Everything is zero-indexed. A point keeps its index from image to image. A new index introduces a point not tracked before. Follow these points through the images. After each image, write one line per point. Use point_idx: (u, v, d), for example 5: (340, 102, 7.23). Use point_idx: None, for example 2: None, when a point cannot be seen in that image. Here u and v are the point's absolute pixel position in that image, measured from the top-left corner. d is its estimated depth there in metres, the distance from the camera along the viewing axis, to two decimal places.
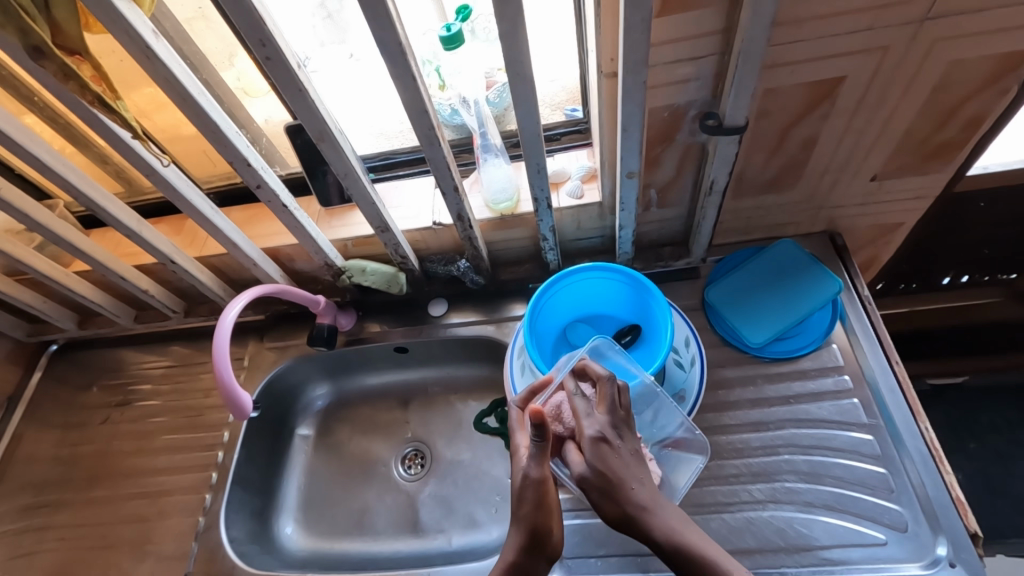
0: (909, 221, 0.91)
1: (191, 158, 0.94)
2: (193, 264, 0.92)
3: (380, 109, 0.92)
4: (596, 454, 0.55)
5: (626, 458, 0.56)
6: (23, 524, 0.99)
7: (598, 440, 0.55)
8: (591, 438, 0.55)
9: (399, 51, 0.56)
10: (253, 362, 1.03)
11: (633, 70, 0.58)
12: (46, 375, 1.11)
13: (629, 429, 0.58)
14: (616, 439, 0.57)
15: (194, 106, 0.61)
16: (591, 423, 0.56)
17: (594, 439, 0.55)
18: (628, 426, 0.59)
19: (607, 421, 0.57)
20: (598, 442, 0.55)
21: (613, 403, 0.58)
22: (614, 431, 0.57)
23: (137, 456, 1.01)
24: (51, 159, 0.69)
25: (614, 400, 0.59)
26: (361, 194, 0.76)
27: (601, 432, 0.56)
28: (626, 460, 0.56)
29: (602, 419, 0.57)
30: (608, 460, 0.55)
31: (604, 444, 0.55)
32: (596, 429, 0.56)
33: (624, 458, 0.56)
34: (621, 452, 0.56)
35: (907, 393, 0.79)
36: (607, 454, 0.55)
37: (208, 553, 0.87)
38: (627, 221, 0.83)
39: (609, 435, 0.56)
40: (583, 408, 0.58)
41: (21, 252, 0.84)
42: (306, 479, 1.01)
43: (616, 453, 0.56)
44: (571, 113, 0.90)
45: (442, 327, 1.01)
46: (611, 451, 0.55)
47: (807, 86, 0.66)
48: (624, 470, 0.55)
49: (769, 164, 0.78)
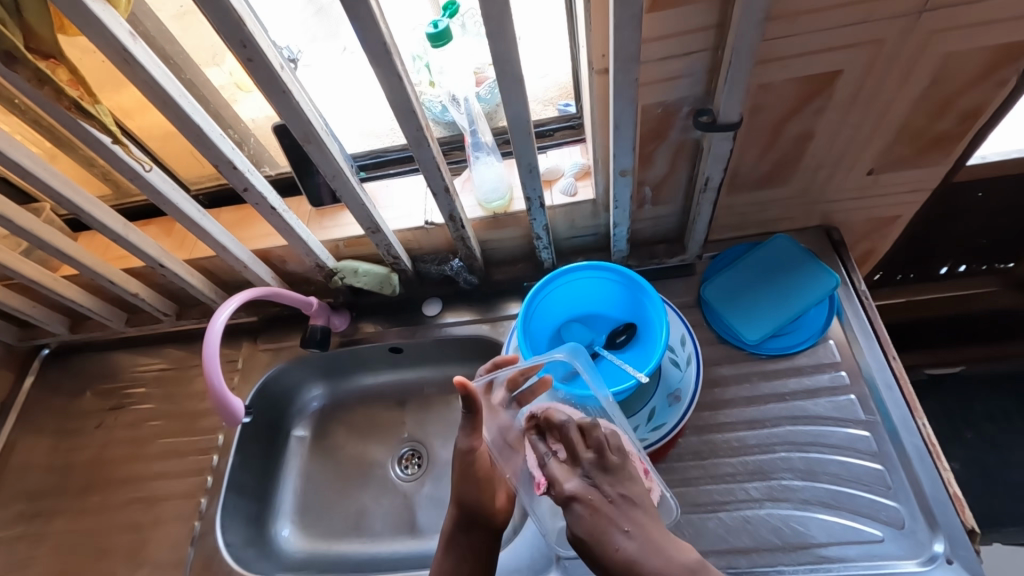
0: (906, 213, 0.90)
1: (178, 159, 0.93)
2: (183, 267, 0.91)
3: (369, 107, 0.91)
4: (574, 517, 0.56)
5: (602, 508, 0.56)
6: (20, 531, 0.98)
7: (568, 499, 0.57)
8: (563, 497, 0.58)
9: (383, 51, 0.55)
10: (246, 365, 1.02)
11: (624, 67, 0.57)
12: (38, 381, 1.11)
13: (607, 471, 0.58)
14: (592, 489, 0.57)
15: (176, 110, 0.60)
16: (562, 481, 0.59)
17: (566, 496, 0.58)
18: (606, 468, 0.59)
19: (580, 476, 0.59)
20: (569, 500, 0.57)
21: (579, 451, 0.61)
22: (589, 481, 0.58)
23: (133, 461, 1.00)
24: (33, 165, 0.67)
25: (579, 446, 0.61)
26: (351, 196, 0.75)
27: (571, 489, 0.58)
28: (606, 510, 0.55)
29: (573, 475, 0.60)
30: (585, 516, 0.55)
31: (575, 499, 0.57)
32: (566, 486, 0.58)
33: (603, 507, 0.56)
34: (595, 501, 0.56)
35: (904, 388, 0.78)
36: (583, 512, 0.56)
37: (205, 558, 0.87)
38: (621, 219, 0.82)
39: (578, 487, 0.58)
40: (553, 471, 0.61)
41: (8, 259, 0.83)
42: (303, 481, 1.00)
43: (595, 507, 0.56)
44: (564, 108, 0.89)
45: (436, 326, 1.00)
46: (589, 503, 0.56)
47: (802, 80, 0.65)
48: (601, 524, 0.54)
49: (764, 159, 0.77)
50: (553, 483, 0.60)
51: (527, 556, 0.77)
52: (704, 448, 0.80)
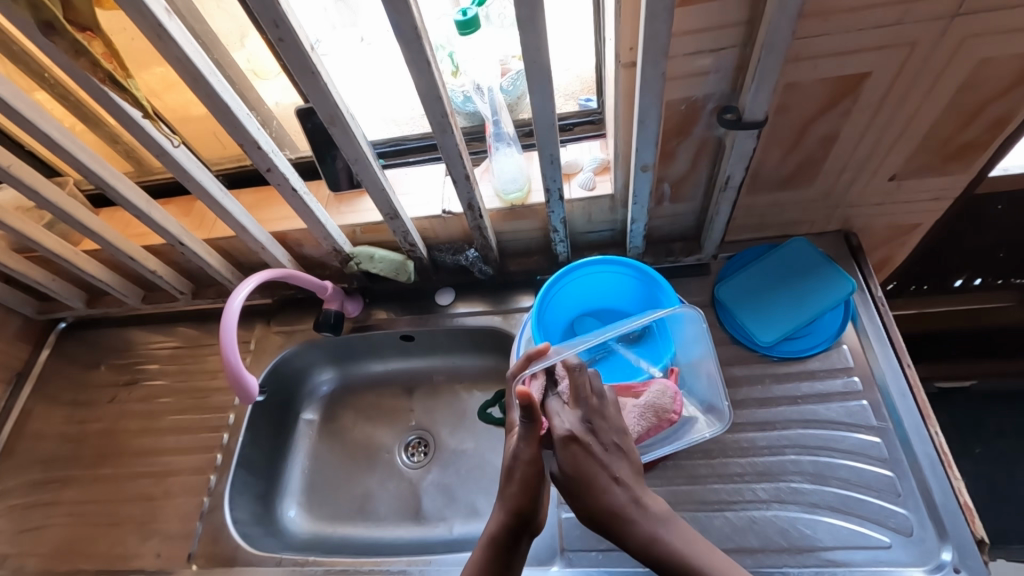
0: (926, 222, 0.90)
1: (200, 139, 0.94)
2: (202, 246, 0.92)
3: (393, 94, 0.92)
4: (568, 455, 0.58)
5: (597, 454, 0.58)
6: (30, 499, 0.99)
7: (566, 437, 0.59)
8: (561, 436, 0.59)
9: (414, 36, 0.55)
10: (259, 346, 1.03)
11: (653, 60, 0.56)
12: (54, 353, 1.12)
13: (605, 420, 0.61)
14: (590, 433, 0.60)
15: (205, 86, 0.60)
16: (560, 421, 0.61)
17: (565, 436, 0.59)
18: (602, 417, 0.62)
19: (579, 418, 0.61)
20: (566, 439, 0.59)
21: (585, 398, 0.62)
22: (585, 425, 0.61)
23: (143, 436, 1.02)
24: (61, 137, 0.68)
25: (585, 393, 0.62)
26: (372, 180, 0.75)
27: (570, 430, 0.59)
28: (598, 456, 0.58)
29: (572, 418, 0.61)
30: (579, 456, 0.58)
31: (573, 441, 0.59)
32: (565, 428, 0.60)
33: (598, 454, 0.58)
34: (590, 445, 0.59)
35: (918, 396, 0.78)
36: (577, 452, 0.58)
37: (212, 534, 0.88)
38: (639, 215, 0.82)
39: (579, 431, 0.60)
40: (557, 409, 0.64)
41: (31, 230, 0.84)
42: (310, 463, 1.01)
43: (587, 448, 0.58)
44: (585, 103, 0.88)
45: (449, 316, 1.00)
46: (586, 444, 0.58)
47: (829, 82, 0.65)
48: (597, 468, 0.58)
49: (785, 161, 0.77)
50: (555, 423, 0.61)
51: (533, 546, 0.78)
52: (713, 447, 0.80)
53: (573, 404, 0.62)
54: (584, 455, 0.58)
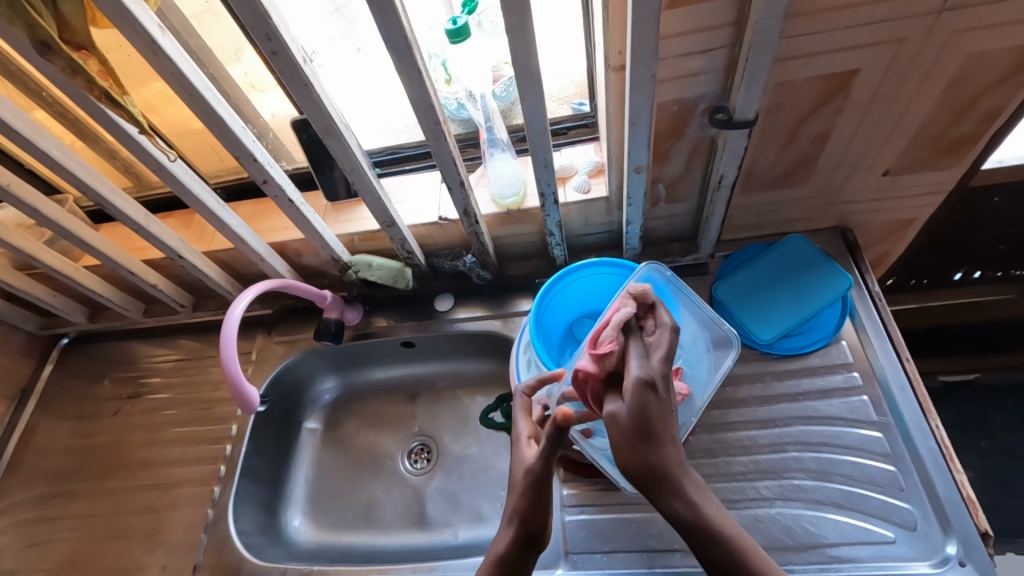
0: (922, 216, 0.90)
1: (198, 153, 0.95)
2: (201, 258, 0.93)
3: (388, 104, 0.92)
4: (638, 399, 0.48)
5: (664, 417, 0.49)
6: (36, 515, 1.00)
7: (644, 381, 0.49)
8: (635, 376, 0.49)
9: (405, 45, 0.56)
10: (260, 356, 1.04)
11: (642, 63, 0.57)
12: (57, 368, 1.13)
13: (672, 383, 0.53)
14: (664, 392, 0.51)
15: (201, 100, 0.61)
16: (639, 363, 0.51)
17: (643, 380, 0.49)
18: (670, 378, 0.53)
19: (659, 371, 0.51)
20: (641, 382, 0.49)
21: (667, 353, 0.53)
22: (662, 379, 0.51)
23: (147, 449, 1.02)
24: (60, 154, 0.69)
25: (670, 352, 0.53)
26: (368, 189, 0.76)
27: (650, 375, 0.50)
28: (666, 417, 0.49)
29: (657, 364, 0.51)
30: (652, 408, 0.48)
31: (648, 390, 0.49)
32: (644, 370, 0.50)
33: (665, 415, 0.49)
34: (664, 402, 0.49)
35: (918, 390, 0.78)
36: (650, 403, 0.49)
37: (217, 545, 0.88)
38: (635, 216, 0.82)
39: (657, 386, 0.50)
40: (638, 348, 0.52)
41: (32, 247, 0.85)
42: (314, 473, 1.02)
43: (659, 403, 0.49)
44: (578, 107, 0.89)
45: (448, 322, 1.01)
46: (661, 394, 0.49)
47: (820, 79, 0.65)
48: (663, 427, 0.49)
49: (778, 158, 0.77)
50: (631, 361, 0.51)
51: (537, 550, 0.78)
52: (715, 446, 0.80)
53: (657, 356, 0.53)
54: (657, 412, 0.49)
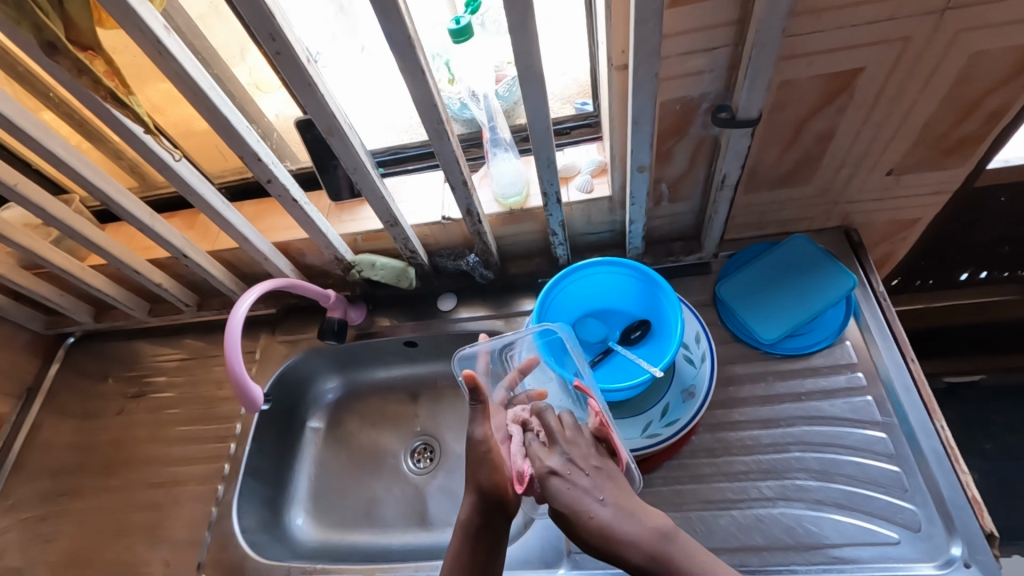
0: (926, 216, 0.90)
1: (203, 152, 0.95)
2: (206, 257, 0.93)
3: (391, 104, 0.93)
4: (554, 492, 0.56)
5: (581, 482, 0.56)
6: (41, 512, 1.00)
7: (550, 474, 0.57)
8: (543, 474, 0.57)
9: (409, 45, 0.56)
10: (264, 355, 1.04)
11: (645, 62, 0.57)
12: (63, 366, 1.14)
13: (583, 448, 0.60)
14: (572, 464, 0.58)
15: (205, 100, 0.61)
16: (540, 460, 0.59)
17: (545, 475, 0.57)
18: (578, 447, 0.60)
19: (558, 454, 0.59)
20: (548, 477, 0.57)
21: (557, 436, 0.60)
22: (565, 459, 0.58)
23: (151, 447, 1.03)
24: (66, 153, 0.69)
25: (558, 430, 0.61)
26: (371, 188, 0.76)
27: (550, 465, 0.58)
28: (583, 485, 0.56)
29: (552, 453, 0.59)
30: (564, 491, 0.55)
31: (555, 477, 0.57)
32: (544, 465, 0.58)
33: (581, 483, 0.56)
34: (574, 477, 0.56)
35: (923, 390, 0.77)
36: (563, 487, 0.56)
37: (220, 543, 0.88)
38: (637, 216, 0.82)
39: (559, 465, 0.57)
40: (534, 449, 0.61)
41: (39, 246, 0.85)
42: (316, 472, 1.02)
43: (570, 481, 0.56)
44: (581, 107, 0.89)
45: (451, 321, 1.01)
46: (568, 475, 0.57)
47: (823, 78, 0.65)
48: (581, 496, 0.55)
49: (782, 158, 0.77)
50: (535, 465, 0.59)
51: (538, 550, 0.78)
52: (717, 446, 0.79)
53: (550, 444, 0.60)
54: (574, 491, 0.55)
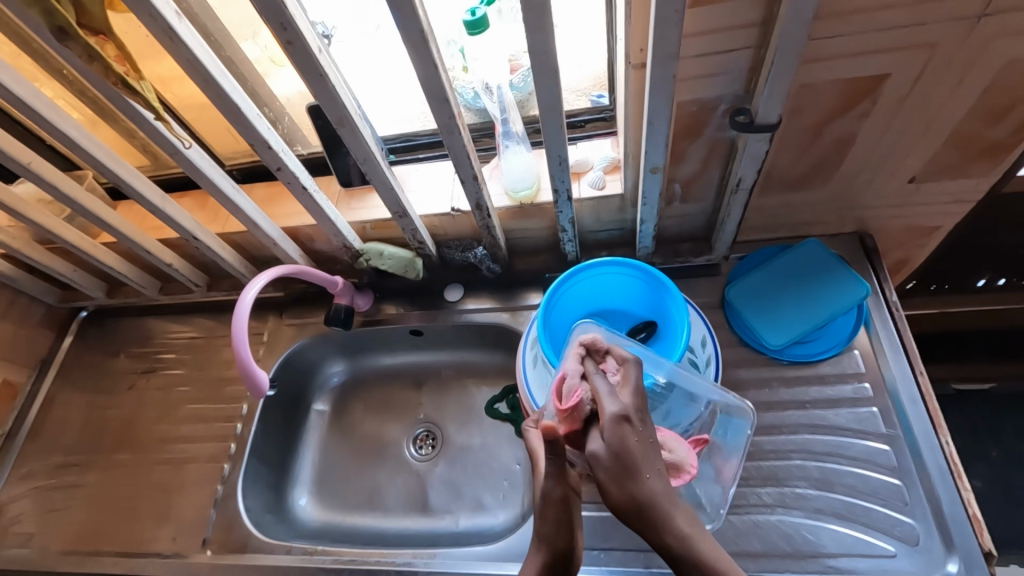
0: (946, 224, 0.87)
1: (213, 133, 0.95)
2: (215, 240, 0.94)
3: (402, 89, 0.92)
4: (618, 428, 0.45)
5: (646, 443, 0.46)
6: (53, 483, 1.03)
7: (620, 416, 0.46)
8: (612, 415, 0.46)
9: (421, 38, 0.55)
10: (271, 338, 1.05)
11: (663, 63, 0.55)
12: (76, 341, 1.16)
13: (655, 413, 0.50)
14: (644, 418, 0.47)
15: (216, 87, 0.61)
16: (610, 397, 0.47)
17: (617, 415, 0.46)
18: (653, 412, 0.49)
19: (632, 403, 0.48)
20: (619, 419, 0.46)
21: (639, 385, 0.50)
22: (638, 411, 0.48)
23: (161, 424, 1.05)
24: (79, 136, 0.69)
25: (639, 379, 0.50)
26: (380, 178, 0.75)
27: (627, 409, 0.46)
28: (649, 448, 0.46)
29: (629, 400, 0.48)
30: (632, 442, 0.45)
31: (626, 424, 0.46)
32: (618, 406, 0.46)
33: (648, 442, 0.46)
34: (643, 435, 0.46)
35: (930, 404, 0.76)
36: (629, 438, 0.45)
37: (226, 521, 0.90)
38: (648, 216, 0.81)
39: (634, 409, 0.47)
40: (606, 387, 0.49)
41: (52, 224, 0.86)
42: (320, 454, 1.04)
43: (639, 435, 0.46)
44: (597, 100, 0.87)
45: (457, 312, 1.01)
46: (640, 430, 0.46)
47: (847, 83, 0.63)
48: (647, 458, 0.45)
49: (800, 162, 0.75)
50: (600, 398, 0.48)
51: None
52: None
53: (627, 386, 0.50)
54: (642, 450, 0.45)
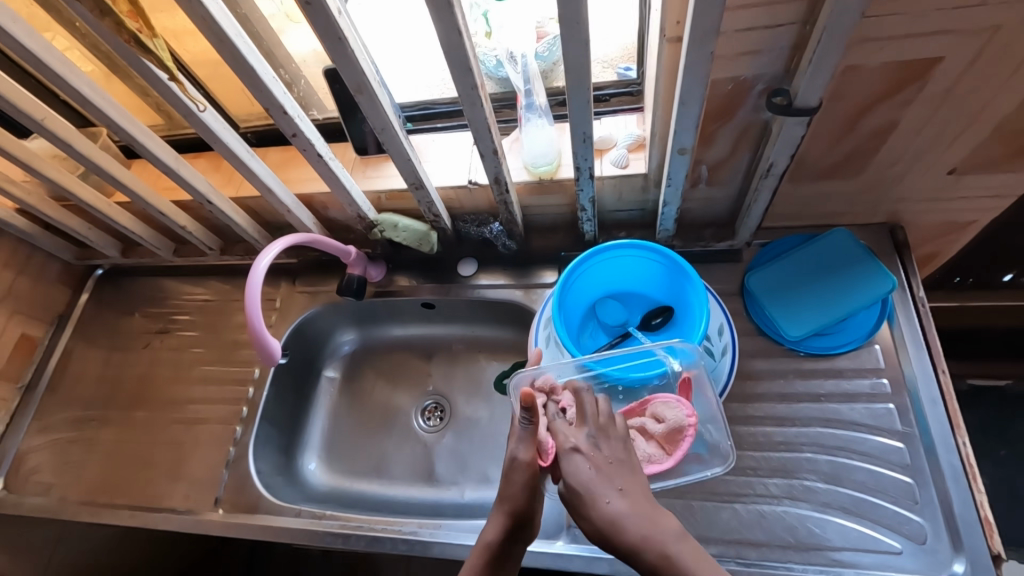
0: (982, 219, 0.84)
1: (226, 93, 0.93)
2: (229, 204, 0.93)
3: (424, 56, 0.89)
4: (572, 468, 0.53)
5: (602, 468, 0.53)
6: (72, 436, 1.05)
7: (571, 452, 0.54)
8: (565, 450, 0.54)
9: (446, 3, 0.52)
10: (284, 304, 1.05)
11: (700, 39, 0.52)
12: (93, 298, 1.17)
13: (614, 437, 0.56)
14: (596, 446, 0.55)
15: (231, 48, 0.58)
16: (564, 434, 0.55)
17: (569, 450, 0.54)
18: (609, 436, 0.56)
19: (585, 435, 0.55)
20: (570, 452, 0.54)
21: (592, 417, 0.57)
22: (591, 441, 0.55)
23: (175, 384, 1.06)
24: (92, 93, 0.67)
25: (591, 412, 0.57)
26: (397, 149, 0.73)
27: (577, 443, 0.54)
28: (604, 471, 0.53)
29: (579, 433, 0.56)
30: (584, 471, 0.52)
31: (577, 454, 0.54)
32: (569, 442, 0.55)
33: (601, 467, 0.53)
34: (597, 460, 0.53)
35: (949, 404, 0.75)
36: (582, 467, 0.53)
37: (237, 482, 0.92)
38: (672, 198, 0.78)
39: (583, 445, 0.54)
40: (561, 425, 0.57)
41: (67, 180, 0.86)
42: (329, 420, 1.05)
43: (593, 463, 0.53)
44: (624, 73, 0.84)
45: (470, 287, 1.00)
46: (592, 460, 0.53)
47: (895, 66, 0.59)
48: (602, 479, 0.52)
49: (835, 149, 0.72)
50: (556, 437, 0.56)
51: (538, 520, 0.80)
52: None
53: (580, 422, 0.57)
54: (598, 477, 0.52)
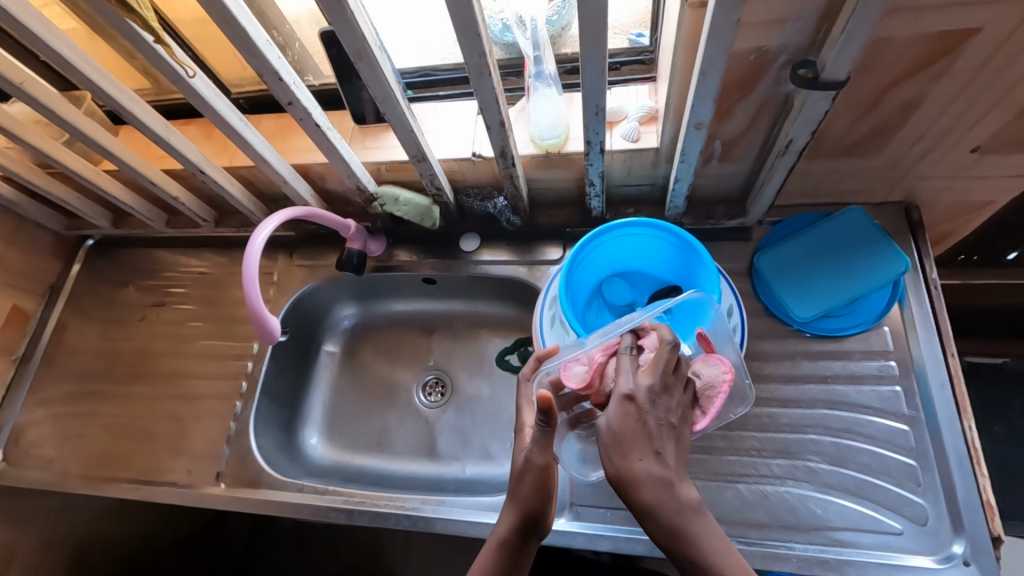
0: (999, 200, 0.82)
1: (216, 56, 0.89)
2: (223, 175, 0.89)
3: (425, 19, 0.83)
4: (620, 414, 0.52)
5: (649, 425, 0.52)
6: (69, 410, 1.04)
7: (629, 398, 0.52)
8: (621, 394, 0.53)
9: None
10: (281, 278, 1.03)
11: (728, 6, 0.48)
12: (85, 269, 1.14)
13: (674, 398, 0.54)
14: (655, 402, 0.53)
15: (221, 9, 0.54)
16: (629, 379, 0.54)
17: (625, 396, 0.53)
18: (670, 394, 0.54)
19: (648, 387, 0.53)
20: (625, 397, 0.53)
21: (665, 370, 0.54)
22: (651, 395, 0.53)
23: (173, 358, 1.05)
24: (72, 56, 0.63)
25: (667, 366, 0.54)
26: (399, 119, 0.70)
27: (636, 394, 0.53)
28: (650, 429, 0.52)
29: (646, 382, 0.53)
30: (630, 423, 0.52)
31: (629, 403, 0.52)
32: (630, 388, 0.53)
33: (648, 423, 0.52)
34: (646, 417, 0.52)
35: (957, 388, 0.74)
36: (630, 416, 0.52)
37: (238, 458, 0.92)
38: (684, 174, 0.75)
39: (642, 394, 0.53)
40: (630, 368, 0.55)
41: (51, 148, 0.81)
42: (330, 395, 1.05)
43: (641, 418, 0.52)
44: (636, 39, 0.80)
45: (472, 263, 0.98)
46: (643, 416, 0.52)
47: (929, 38, 0.55)
48: (642, 437, 0.51)
49: (857, 125, 0.69)
50: (619, 378, 0.55)
51: None
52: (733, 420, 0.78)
53: (651, 369, 0.54)
54: (643, 431, 0.52)
